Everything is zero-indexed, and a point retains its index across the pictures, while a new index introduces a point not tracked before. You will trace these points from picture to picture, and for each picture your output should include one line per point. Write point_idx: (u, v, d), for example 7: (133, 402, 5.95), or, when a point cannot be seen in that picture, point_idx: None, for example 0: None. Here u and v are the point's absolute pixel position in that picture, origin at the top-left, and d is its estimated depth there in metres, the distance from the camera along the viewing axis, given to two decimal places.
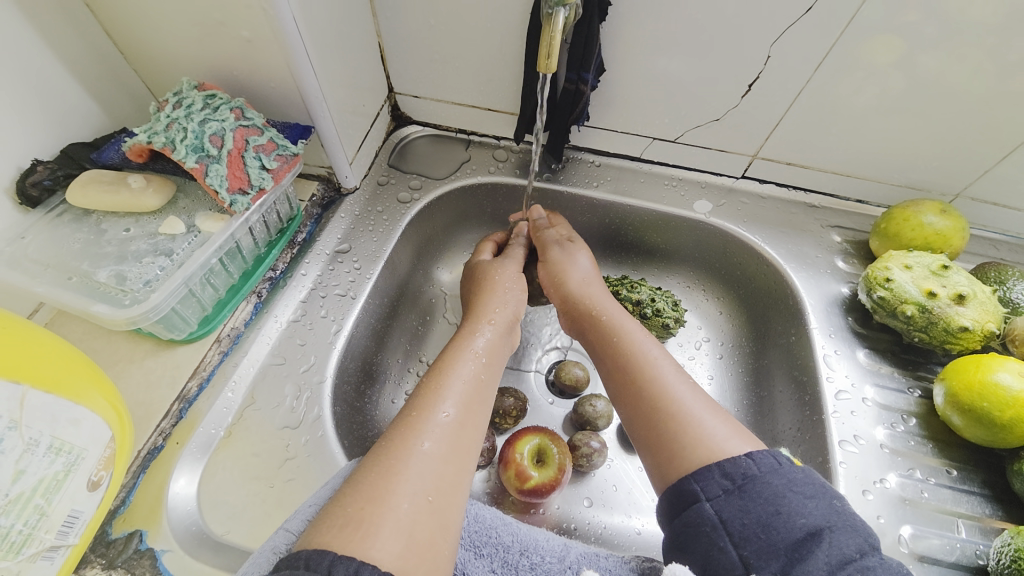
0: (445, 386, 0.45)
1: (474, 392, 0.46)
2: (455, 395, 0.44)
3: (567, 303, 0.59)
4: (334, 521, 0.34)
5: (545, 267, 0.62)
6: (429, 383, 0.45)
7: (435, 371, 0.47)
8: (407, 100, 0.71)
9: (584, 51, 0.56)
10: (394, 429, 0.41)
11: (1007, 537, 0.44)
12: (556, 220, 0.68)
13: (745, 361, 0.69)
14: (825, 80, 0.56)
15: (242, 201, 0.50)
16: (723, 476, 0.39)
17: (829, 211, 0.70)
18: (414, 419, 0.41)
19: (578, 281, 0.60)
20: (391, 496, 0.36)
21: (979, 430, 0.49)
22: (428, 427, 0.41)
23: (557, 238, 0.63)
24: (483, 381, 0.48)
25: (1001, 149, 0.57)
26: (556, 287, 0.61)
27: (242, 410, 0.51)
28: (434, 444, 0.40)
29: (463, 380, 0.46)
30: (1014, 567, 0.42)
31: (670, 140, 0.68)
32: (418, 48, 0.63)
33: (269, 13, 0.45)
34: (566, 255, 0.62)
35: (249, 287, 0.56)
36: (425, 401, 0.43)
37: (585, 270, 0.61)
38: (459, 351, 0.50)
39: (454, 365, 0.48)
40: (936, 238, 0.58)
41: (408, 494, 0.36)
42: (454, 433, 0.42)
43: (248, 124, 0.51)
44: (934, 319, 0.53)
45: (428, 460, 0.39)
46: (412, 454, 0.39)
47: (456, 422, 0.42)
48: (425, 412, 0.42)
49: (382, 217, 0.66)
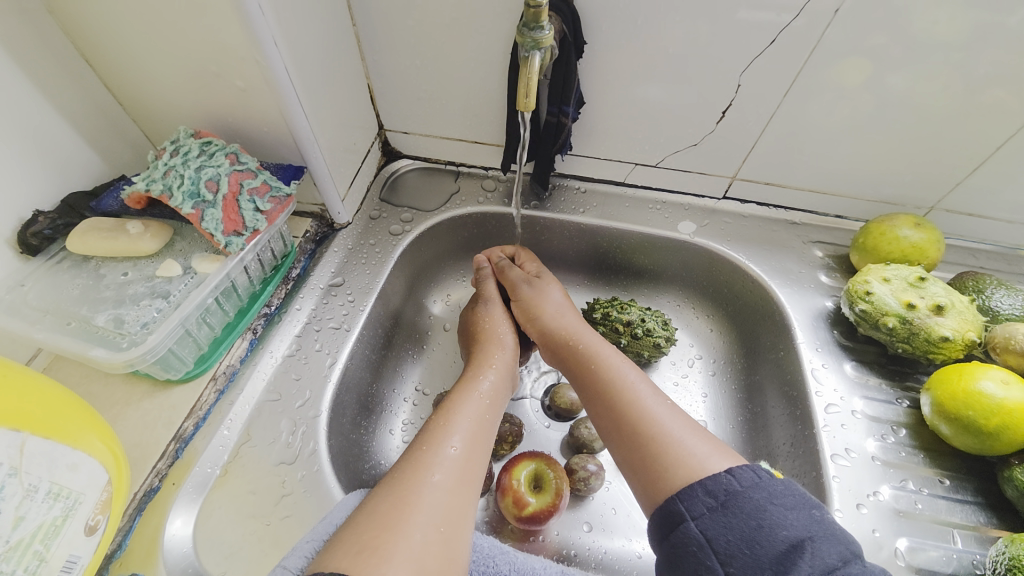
0: (451, 424, 0.48)
1: (479, 429, 0.49)
2: (462, 431, 0.48)
3: (543, 335, 0.61)
4: (350, 548, 0.37)
5: (518, 304, 0.64)
6: (437, 422, 0.48)
7: (444, 410, 0.50)
8: (397, 136, 0.74)
9: (563, 86, 0.59)
10: (405, 463, 0.44)
11: (1002, 546, 0.44)
12: (523, 255, 0.69)
13: (737, 377, 0.70)
14: (795, 103, 0.58)
15: (237, 242, 0.51)
16: (706, 494, 0.40)
17: (810, 227, 0.72)
18: (425, 453, 0.45)
19: (552, 312, 0.61)
20: (405, 526, 0.39)
21: (968, 439, 0.49)
22: (438, 461, 0.44)
23: (524, 276, 0.65)
24: (488, 421, 0.51)
25: (970, 162, 0.60)
26: (531, 320, 0.62)
27: (238, 447, 0.51)
28: (443, 476, 0.43)
29: (471, 419, 0.49)
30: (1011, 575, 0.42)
31: (651, 165, 0.70)
32: (406, 88, 0.66)
33: (262, 64, 0.48)
34: (536, 291, 0.63)
35: (245, 324, 0.57)
36: (434, 437, 0.47)
37: (558, 300, 0.63)
38: (465, 392, 0.53)
39: (461, 406, 0.51)
40: (913, 251, 0.60)
41: (420, 525, 0.39)
42: (462, 467, 0.45)
43: (243, 168, 0.52)
44: (915, 330, 0.54)
45: (438, 491, 0.42)
46: (424, 486, 0.42)
47: (463, 459, 0.45)
48: (435, 446, 0.46)
49: (375, 250, 0.68)
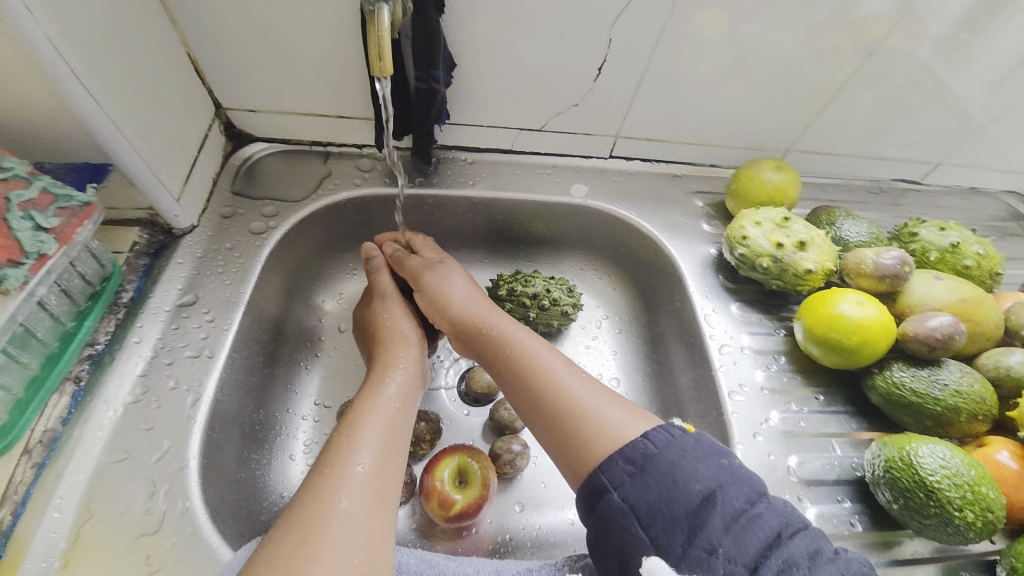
0: (357, 438, 0.41)
1: (391, 436, 0.43)
2: (370, 443, 0.41)
3: (453, 325, 0.56)
4: None
5: (421, 295, 0.58)
6: (340, 437, 0.41)
7: (346, 421, 0.43)
8: (241, 115, 0.62)
9: (428, 47, 0.53)
10: (305, 494, 0.37)
11: (877, 449, 0.50)
12: (421, 241, 0.63)
13: (642, 331, 0.72)
14: (664, 56, 0.58)
15: (15, 274, 0.38)
16: (625, 461, 0.41)
17: (690, 178, 0.75)
18: (327, 478, 0.38)
19: (459, 301, 0.56)
20: (311, 571, 0.32)
21: (836, 357, 0.55)
22: (344, 483, 0.37)
23: (426, 263, 0.59)
24: (400, 426, 0.44)
25: (815, 105, 0.66)
26: (439, 312, 0.57)
27: (77, 528, 0.41)
28: (353, 500, 0.37)
29: (380, 427, 0.43)
30: (889, 474, 0.48)
31: (536, 129, 0.67)
32: (240, 55, 0.55)
33: (5, 28, 0.36)
34: (439, 277, 0.58)
35: (60, 375, 0.45)
36: (337, 457, 0.39)
37: (463, 288, 0.58)
38: (371, 398, 0.46)
39: (367, 414, 0.44)
40: (777, 192, 0.65)
41: (331, 565, 0.33)
42: (376, 483, 0.38)
43: (6, 177, 0.40)
44: (785, 266, 0.58)
45: (348, 519, 0.35)
46: (330, 518, 0.35)
47: (375, 475, 0.39)
48: (339, 467, 0.38)
49: (234, 255, 0.57)
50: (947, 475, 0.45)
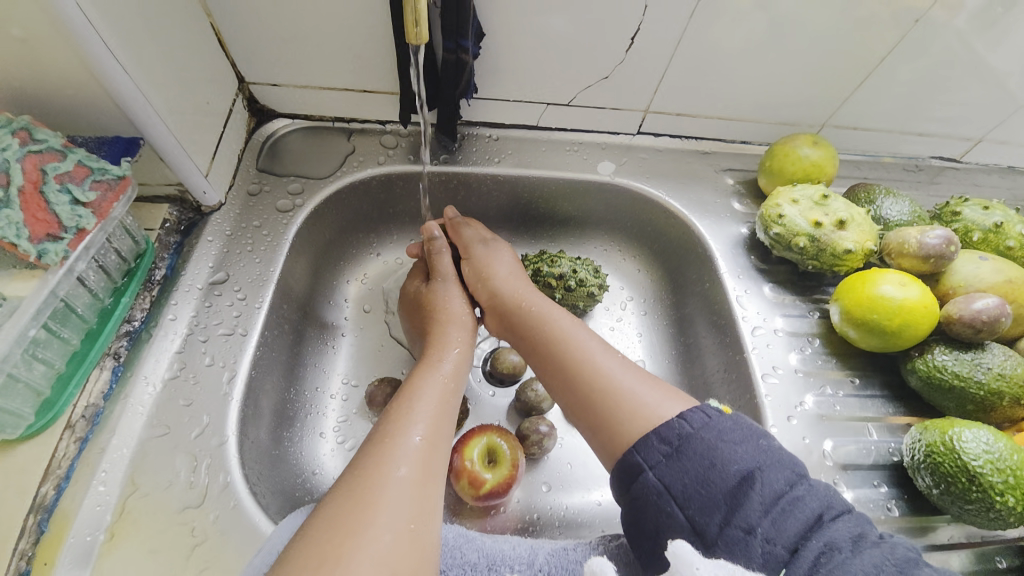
0: (413, 410, 0.42)
1: (443, 411, 0.44)
2: (425, 416, 0.42)
3: (493, 300, 0.56)
4: (309, 564, 0.32)
5: (468, 265, 0.60)
6: (398, 409, 0.43)
7: (403, 396, 0.45)
8: (264, 89, 0.61)
9: (457, 18, 0.51)
10: (365, 459, 0.38)
11: (917, 434, 0.50)
12: (471, 222, 0.64)
13: (668, 312, 0.71)
14: (700, 27, 0.56)
15: (55, 249, 0.39)
16: (660, 441, 0.40)
17: (720, 156, 0.72)
18: (386, 447, 0.39)
19: (505, 276, 0.57)
20: (370, 531, 0.34)
21: (874, 339, 0.54)
22: (402, 452, 0.39)
23: (478, 236, 0.61)
24: (452, 402, 0.45)
25: (855, 78, 0.63)
26: (482, 282, 0.58)
27: (123, 501, 0.42)
28: (409, 468, 0.38)
29: (433, 401, 0.44)
30: (929, 460, 0.48)
31: (563, 104, 0.65)
32: (263, 28, 0.53)
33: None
34: (489, 252, 0.60)
35: (99, 351, 0.46)
36: (394, 427, 0.41)
37: (508, 267, 0.59)
38: (426, 375, 0.47)
39: (421, 388, 0.45)
40: (813, 169, 0.63)
41: (389, 526, 0.34)
42: (430, 455, 0.40)
43: (41, 148, 0.40)
44: (823, 246, 0.57)
45: (405, 486, 0.37)
46: (388, 483, 0.36)
47: (429, 447, 0.40)
48: (397, 437, 0.40)
49: (262, 233, 0.57)
50: (989, 460, 0.44)
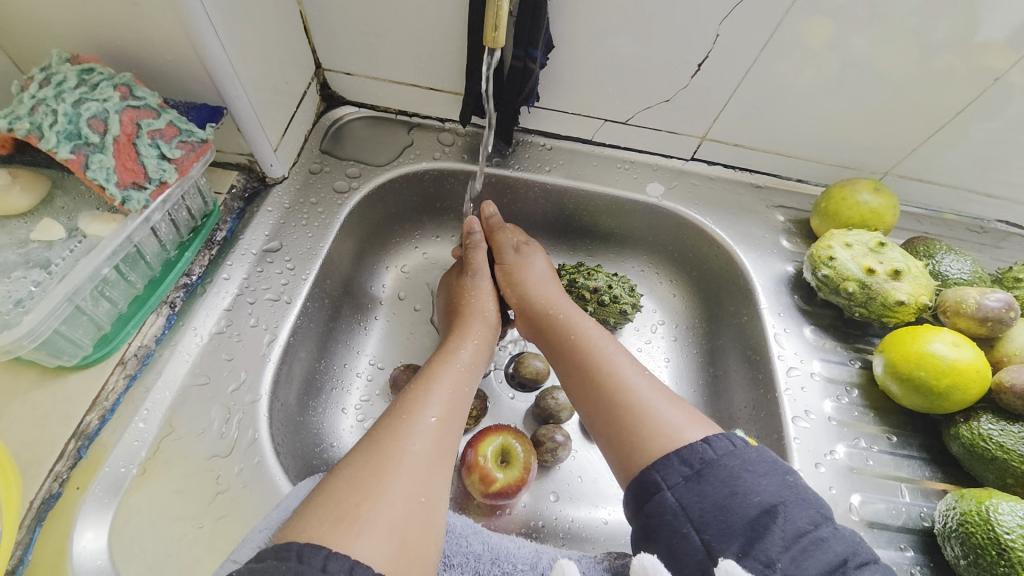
0: (431, 393, 0.44)
1: (459, 398, 0.45)
2: (442, 399, 0.43)
3: (523, 304, 0.57)
4: (327, 516, 0.33)
5: (501, 270, 0.60)
6: (417, 389, 0.44)
7: (422, 377, 0.46)
8: (337, 77, 0.64)
9: (531, 26, 0.53)
10: (381, 430, 0.40)
11: (952, 501, 0.47)
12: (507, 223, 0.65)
13: (699, 342, 0.70)
14: (769, 61, 0.56)
15: (137, 197, 0.42)
16: (682, 463, 0.39)
17: (774, 191, 0.71)
18: (403, 422, 0.40)
19: (535, 281, 0.58)
20: (384, 496, 0.35)
21: (917, 398, 0.51)
22: (418, 429, 0.40)
23: (512, 240, 0.61)
24: (467, 390, 0.46)
25: (927, 130, 0.60)
26: (512, 286, 0.59)
27: (159, 441, 0.44)
28: (424, 445, 0.39)
29: (450, 387, 0.45)
30: (961, 529, 0.45)
31: (621, 122, 0.66)
32: (346, 19, 0.56)
33: None
34: (522, 257, 0.60)
35: (158, 298, 0.49)
36: (413, 405, 0.42)
37: (541, 269, 0.59)
38: (444, 362, 0.48)
39: (440, 374, 0.46)
40: (871, 216, 0.61)
41: (401, 495, 0.35)
42: (442, 436, 0.41)
43: (139, 104, 0.42)
44: (873, 294, 0.55)
45: (419, 461, 0.38)
46: (403, 455, 0.37)
47: (443, 429, 0.41)
48: (415, 415, 0.41)
49: (317, 210, 0.59)
50: None
